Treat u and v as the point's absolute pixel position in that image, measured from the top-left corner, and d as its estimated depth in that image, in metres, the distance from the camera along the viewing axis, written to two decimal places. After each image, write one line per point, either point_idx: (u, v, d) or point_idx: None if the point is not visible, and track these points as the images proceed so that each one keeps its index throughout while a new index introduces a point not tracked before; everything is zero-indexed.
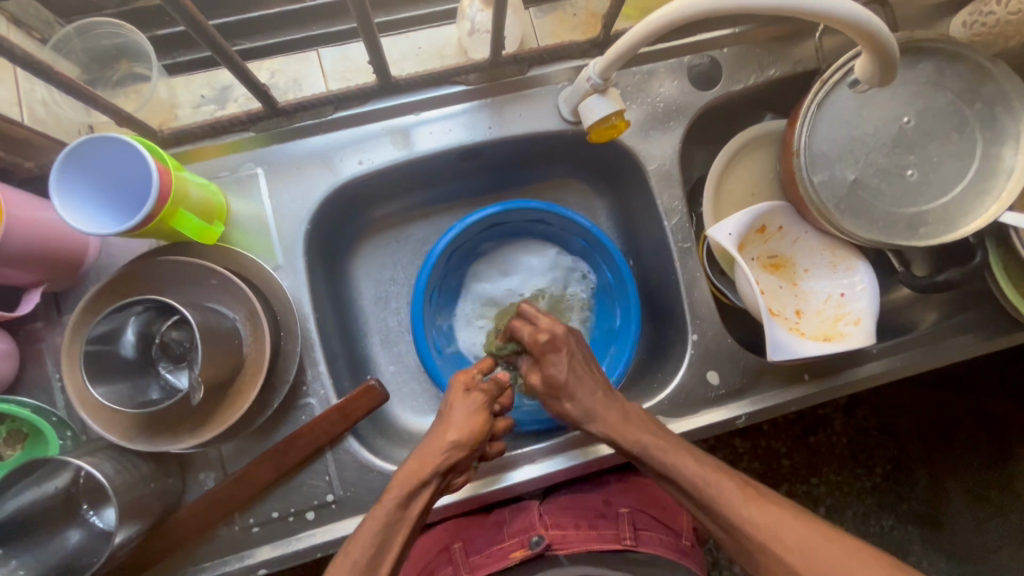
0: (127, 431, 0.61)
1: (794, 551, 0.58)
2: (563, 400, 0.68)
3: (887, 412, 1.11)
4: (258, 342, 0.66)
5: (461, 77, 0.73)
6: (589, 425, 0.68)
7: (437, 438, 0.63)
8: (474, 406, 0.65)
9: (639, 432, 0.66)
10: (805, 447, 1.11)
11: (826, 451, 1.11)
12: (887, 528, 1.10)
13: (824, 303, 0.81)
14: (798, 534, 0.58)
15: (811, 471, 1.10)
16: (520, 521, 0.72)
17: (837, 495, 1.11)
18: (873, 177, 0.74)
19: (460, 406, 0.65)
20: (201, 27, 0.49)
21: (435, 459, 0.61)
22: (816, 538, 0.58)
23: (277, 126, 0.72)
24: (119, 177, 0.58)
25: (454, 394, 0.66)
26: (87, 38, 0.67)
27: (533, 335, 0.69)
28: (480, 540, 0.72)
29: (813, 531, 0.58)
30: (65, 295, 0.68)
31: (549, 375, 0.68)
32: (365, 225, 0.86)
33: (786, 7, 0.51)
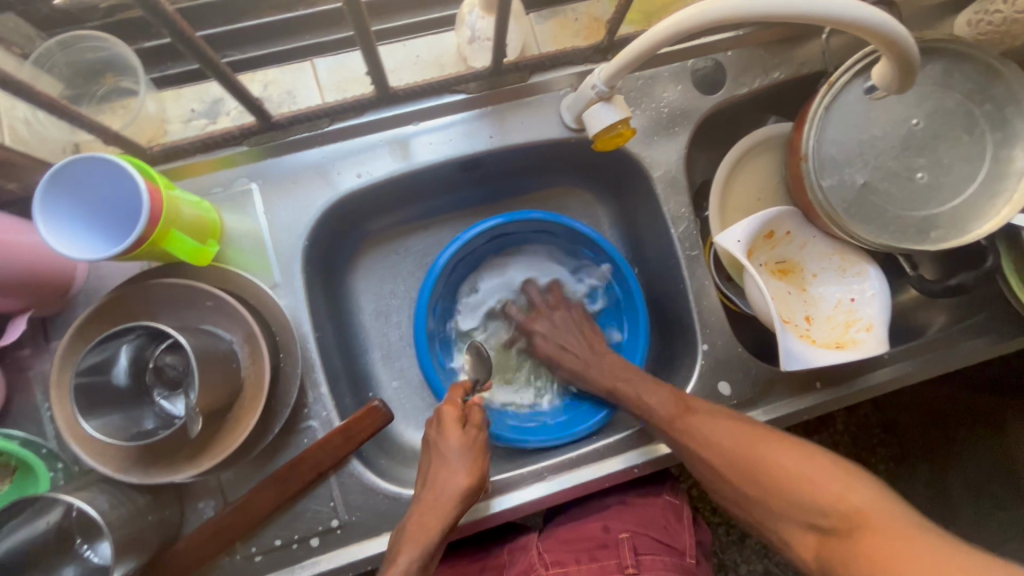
0: (120, 464, 0.58)
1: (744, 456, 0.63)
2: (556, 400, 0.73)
3: (888, 410, 1.12)
4: (257, 365, 0.64)
5: (461, 85, 0.71)
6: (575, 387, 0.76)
7: (446, 484, 0.62)
8: (471, 444, 0.64)
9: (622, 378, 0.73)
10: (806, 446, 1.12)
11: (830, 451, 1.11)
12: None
13: (835, 309, 0.80)
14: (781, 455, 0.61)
15: None
16: (521, 562, 0.72)
17: None
18: (882, 180, 0.73)
19: (456, 446, 0.64)
20: (190, 42, 0.47)
21: (449, 507, 0.61)
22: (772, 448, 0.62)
23: (271, 139, 0.69)
24: (106, 197, 0.55)
25: (448, 434, 0.65)
26: (70, 51, 0.64)
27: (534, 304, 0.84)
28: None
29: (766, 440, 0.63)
30: (53, 321, 0.65)
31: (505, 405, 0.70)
32: (364, 237, 0.83)
33: (804, 14, 0.49)
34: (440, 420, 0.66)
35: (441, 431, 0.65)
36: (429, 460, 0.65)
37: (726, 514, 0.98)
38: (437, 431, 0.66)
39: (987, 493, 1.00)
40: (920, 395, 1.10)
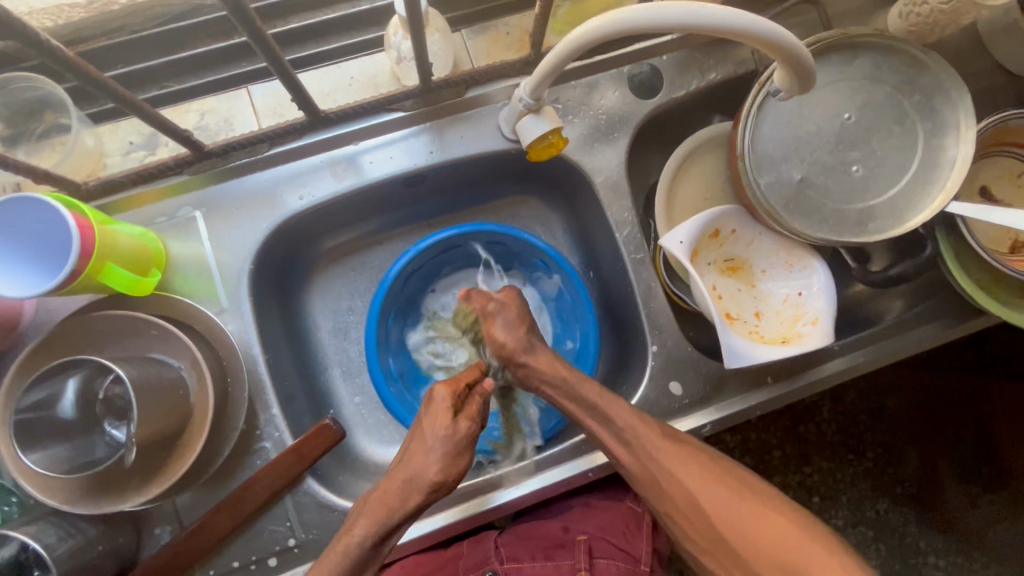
0: (69, 496, 0.59)
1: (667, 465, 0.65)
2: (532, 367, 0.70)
3: (871, 395, 1.11)
4: (203, 392, 0.65)
5: (397, 104, 0.72)
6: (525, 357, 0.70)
7: (418, 470, 0.59)
8: (456, 435, 0.61)
9: (581, 382, 0.68)
10: (793, 437, 1.10)
11: (817, 439, 1.10)
12: (883, 511, 1.08)
13: (784, 303, 0.81)
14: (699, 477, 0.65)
15: (802, 460, 1.10)
16: (477, 553, 0.72)
17: (830, 483, 1.10)
18: (819, 175, 0.74)
19: (440, 433, 0.61)
20: (100, 82, 0.48)
21: (418, 492, 0.59)
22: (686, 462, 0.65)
23: (213, 167, 0.71)
24: (37, 234, 0.56)
25: (438, 420, 0.61)
26: (7, 91, 0.66)
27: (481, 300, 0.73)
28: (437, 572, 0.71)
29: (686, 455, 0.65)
30: (2, 357, 0.66)
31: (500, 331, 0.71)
32: (317, 257, 0.84)
33: (696, 25, 0.50)
34: (434, 399, 0.63)
35: (431, 414, 0.62)
36: (411, 437, 0.62)
37: None
38: (428, 411, 0.63)
39: (973, 473, 1.07)
40: (902, 381, 1.11)
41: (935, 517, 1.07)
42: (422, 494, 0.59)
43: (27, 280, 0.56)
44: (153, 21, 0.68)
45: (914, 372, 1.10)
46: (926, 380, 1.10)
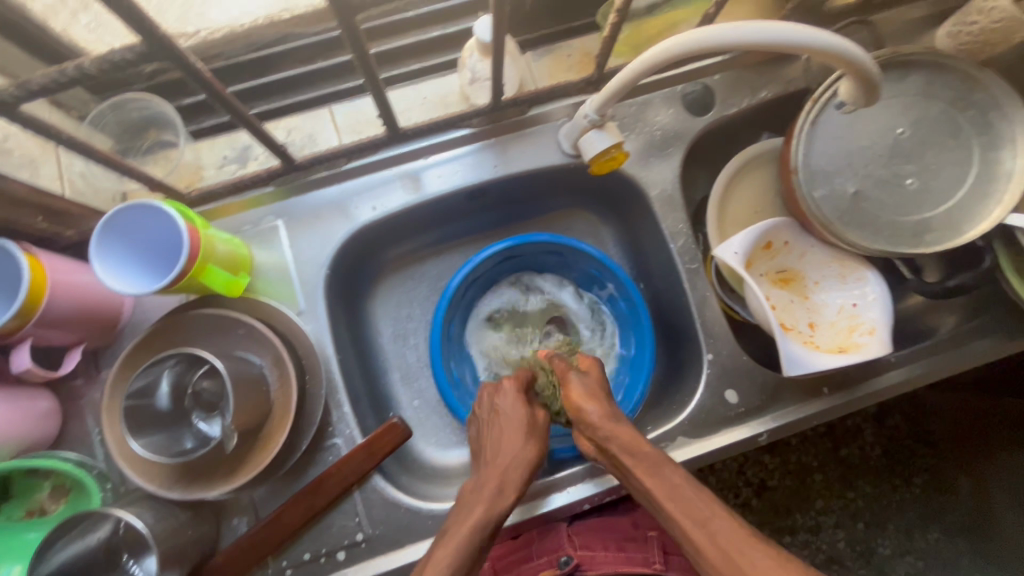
0: (164, 481, 0.64)
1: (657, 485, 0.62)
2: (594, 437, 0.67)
3: (918, 418, 1.10)
4: (285, 387, 0.69)
5: (464, 121, 0.77)
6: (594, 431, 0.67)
7: (506, 460, 0.66)
8: (524, 413, 0.70)
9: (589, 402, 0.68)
10: (837, 460, 1.09)
11: (861, 464, 1.09)
12: (934, 541, 1.06)
13: (838, 314, 0.82)
14: (699, 512, 0.59)
15: (846, 485, 1.08)
16: (549, 541, 0.72)
17: (876, 509, 1.08)
18: (873, 188, 0.76)
19: (510, 412, 0.70)
20: (221, 96, 0.53)
21: (515, 479, 0.65)
22: (681, 486, 0.61)
23: (294, 180, 0.76)
24: (152, 239, 0.62)
25: (499, 419, 0.70)
26: (119, 111, 0.72)
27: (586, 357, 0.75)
28: (511, 557, 0.73)
29: (677, 481, 0.61)
30: (103, 352, 0.71)
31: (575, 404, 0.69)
32: (381, 266, 0.89)
33: (768, 43, 0.54)
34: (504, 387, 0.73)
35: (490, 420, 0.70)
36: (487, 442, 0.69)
37: None
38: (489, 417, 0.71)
39: None
40: (951, 403, 1.08)
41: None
42: (520, 471, 0.65)
43: (126, 275, 0.60)
44: (247, 47, 0.73)
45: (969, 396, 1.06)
46: (984, 405, 1.03)
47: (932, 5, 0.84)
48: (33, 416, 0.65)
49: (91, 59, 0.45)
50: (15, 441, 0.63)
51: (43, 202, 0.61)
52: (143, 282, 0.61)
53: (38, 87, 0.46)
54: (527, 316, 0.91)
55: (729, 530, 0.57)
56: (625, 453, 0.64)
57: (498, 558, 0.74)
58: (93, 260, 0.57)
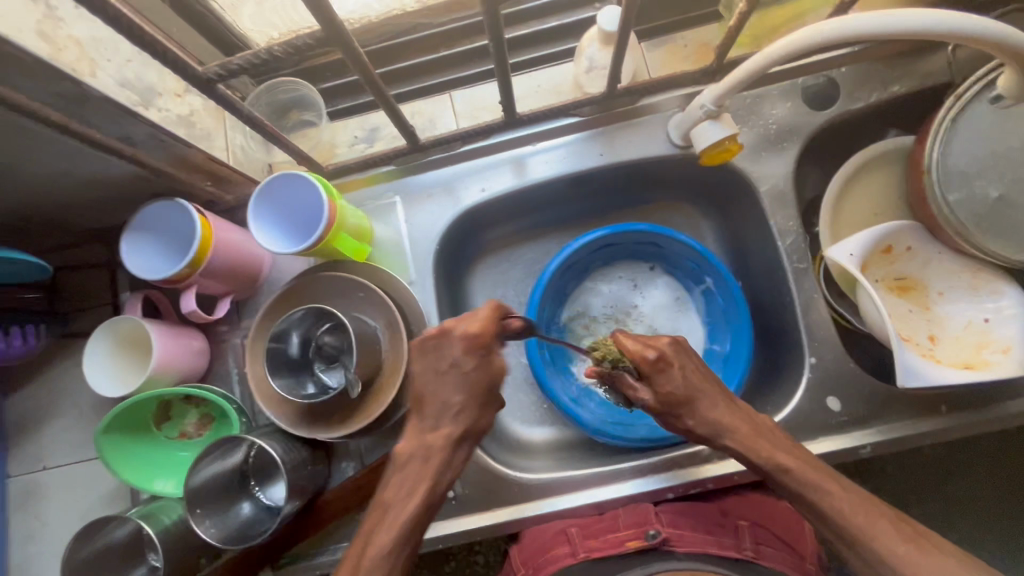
0: (291, 418, 0.72)
1: (820, 497, 0.60)
2: (687, 414, 0.65)
3: None
4: (394, 348, 0.75)
5: (576, 110, 0.79)
6: (714, 437, 0.65)
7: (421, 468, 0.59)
8: (481, 377, 0.60)
9: (703, 408, 0.65)
10: (950, 495, 0.98)
11: (979, 501, 0.98)
12: None
13: (965, 329, 0.75)
14: (866, 523, 0.58)
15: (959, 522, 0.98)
16: (635, 514, 0.71)
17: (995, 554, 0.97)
18: (1020, 194, 0.69)
19: (465, 376, 0.59)
20: (372, 80, 0.60)
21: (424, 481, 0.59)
22: (843, 495, 0.60)
23: (414, 160, 0.82)
24: (296, 206, 0.69)
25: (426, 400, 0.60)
26: (270, 94, 0.80)
27: (641, 348, 0.64)
28: (597, 526, 0.71)
29: (838, 490, 0.60)
30: (245, 303, 0.82)
31: (664, 392, 0.64)
32: (481, 247, 0.94)
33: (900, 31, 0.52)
34: (456, 340, 0.59)
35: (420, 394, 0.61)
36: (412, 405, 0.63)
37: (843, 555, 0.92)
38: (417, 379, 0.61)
39: None
40: None
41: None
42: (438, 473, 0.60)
43: (273, 237, 0.68)
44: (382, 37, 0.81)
45: None
46: None
47: None
48: (190, 351, 0.76)
49: (278, 44, 0.52)
50: (176, 371, 0.74)
51: (213, 169, 0.71)
52: (284, 243, 0.69)
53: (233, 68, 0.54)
54: (618, 305, 0.91)
55: (900, 546, 0.57)
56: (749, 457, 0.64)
57: (582, 525, 0.72)
58: (250, 221, 0.67)
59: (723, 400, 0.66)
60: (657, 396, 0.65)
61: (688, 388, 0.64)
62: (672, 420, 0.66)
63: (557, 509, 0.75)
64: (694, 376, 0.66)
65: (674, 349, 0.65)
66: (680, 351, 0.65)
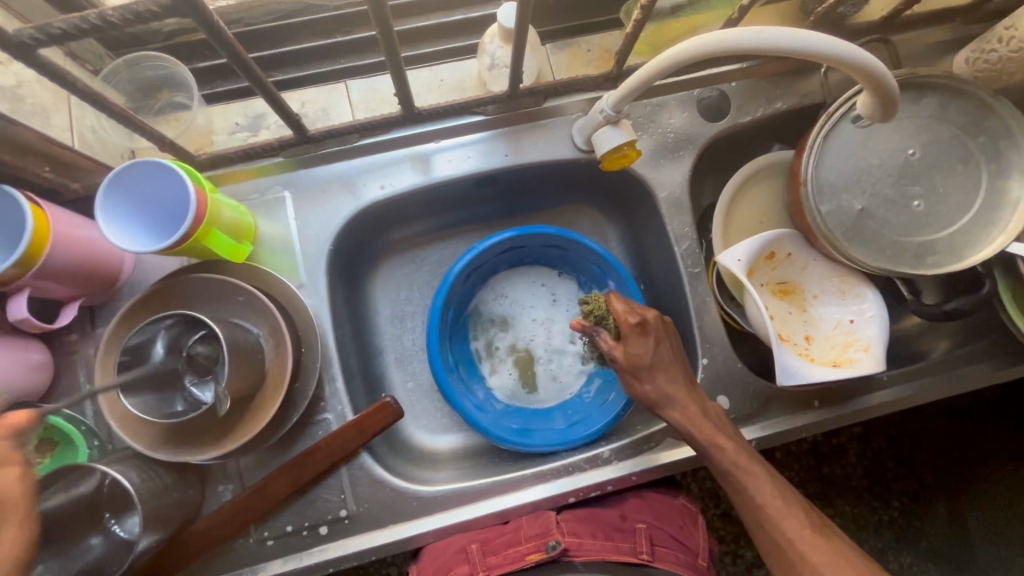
0: (152, 442, 0.63)
1: (747, 481, 0.64)
2: (649, 380, 0.67)
3: (903, 441, 1.09)
4: (279, 359, 0.69)
5: (479, 108, 0.77)
6: (663, 409, 0.67)
7: None
8: None
9: (662, 377, 0.67)
10: (819, 477, 1.08)
11: (842, 482, 1.09)
12: (906, 564, 1.06)
13: (834, 329, 0.82)
14: (779, 510, 0.63)
15: (826, 502, 1.08)
16: (537, 524, 0.71)
17: (853, 529, 1.08)
18: (879, 207, 0.76)
19: None
20: (243, 61, 0.53)
21: None
22: (764, 483, 0.64)
23: (305, 152, 0.76)
24: (159, 198, 0.61)
25: None
26: (134, 70, 0.71)
27: (626, 312, 0.67)
28: (498, 540, 0.70)
29: (762, 478, 0.65)
30: (100, 309, 0.71)
31: (635, 357, 0.66)
32: (384, 247, 0.89)
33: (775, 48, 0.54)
34: None
35: None
36: None
37: (733, 544, 0.97)
38: None
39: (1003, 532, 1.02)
40: (934, 429, 1.09)
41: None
42: None
43: (127, 233, 0.59)
44: (268, 15, 0.74)
45: (950, 422, 1.09)
46: (955, 429, 1.08)
47: (951, 31, 0.84)
48: (26, 368, 0.64)
49: (114, 8, 0.44)
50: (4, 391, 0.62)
51: (51, 152, 0.60)
52: (141, 241, 0.60)
53: (57, 32, 0.45)
54: (526, 307, 0.90)
55: (804, 534, 0.62)
56: (692, 432, 0.66)
57: (484, 540, 0.71)
58: (97, 215, 0.57)
59: (686, 380, 0.68)
60: (627, 359, 0.67)
61: (655, 358, 0.67)
62: (632, 384, 0.68)
63: (457, 521, 0.72)
64: (662, 346, 0.67)
65: (657, 322, 0.67)
66: (658, 322, 0.68)
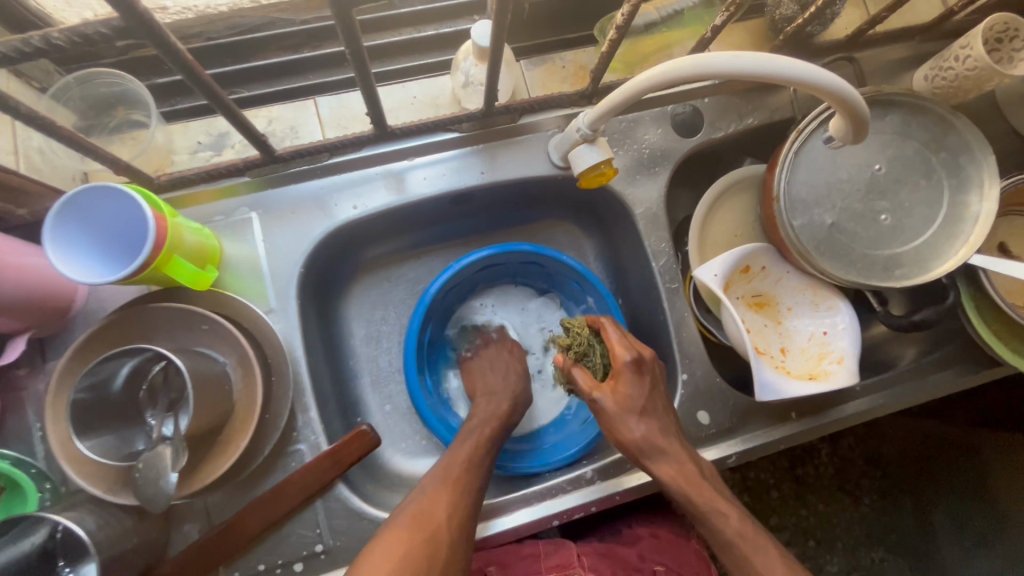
0: (110, 484, 0.59)
1: (752, 552, 0.60)
2: (637, 425, 0.65)
3: (871, 440, 1.13)
4: (249, 388, 0.66)
5: (454, 125, 0.75)
6: (648, 458, 0.65)
7: None
8: None
9: (648, 422, 0.66)
10: (794, 479, 1.11)
11: (816, 482, 1.11)
12: (877, 560, 1.10)
13: (808, 341, 0.84)
14: None
15: (801, 502, 1.10)
16: (558, 557, 0.72)
17: (829, 527, 1.10)
18: (849, 221, 0.78)
19: None
20: (201, 80, 0.50)
21: None
22: (770, 556, 0.60)
23: (272, 172, 0.73)
24: (115, 224, 0.57)
25: None
26: (86, 86, 0.67)
27: (623, 348, 0.67)
28: (516, 565, 0.72)
29: (769, 549, 0.60)
30: (51, 340, 0.67)
31: (626, 396, 0.66)
32: (357, 266, 0.87)
33: (753, 71, 0.54)
34: None
35: None
36: None
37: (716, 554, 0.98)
38: None
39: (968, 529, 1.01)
40: (900, 428, 1.12)
41: (930, 570, 1.06)
42: None
43: (80, 262, 0.55)
44: (230, 29, 0.71)
45: (913, 421, 1.11)
46: (920, 426, 1.10)
47: (911, 48, 0.87)
48: None
49: (59, 30, 0.41)
50: None
51: None
52: (95, 270, 0.56)
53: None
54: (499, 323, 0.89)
55: None
56: (687, 491, 0.64)
57: (502, 565, 0.72)
58: (46, 246, 0.53)
59: (672, 431, 0.66)
60: (617, 399, 0.66)
61: (646, 403, 0.66)
62: (619, 429, 0.66)
63: None
64: (654, 390, 0.67)
65: (652, 364, 0.68)
66: (654, 366, 0.68)
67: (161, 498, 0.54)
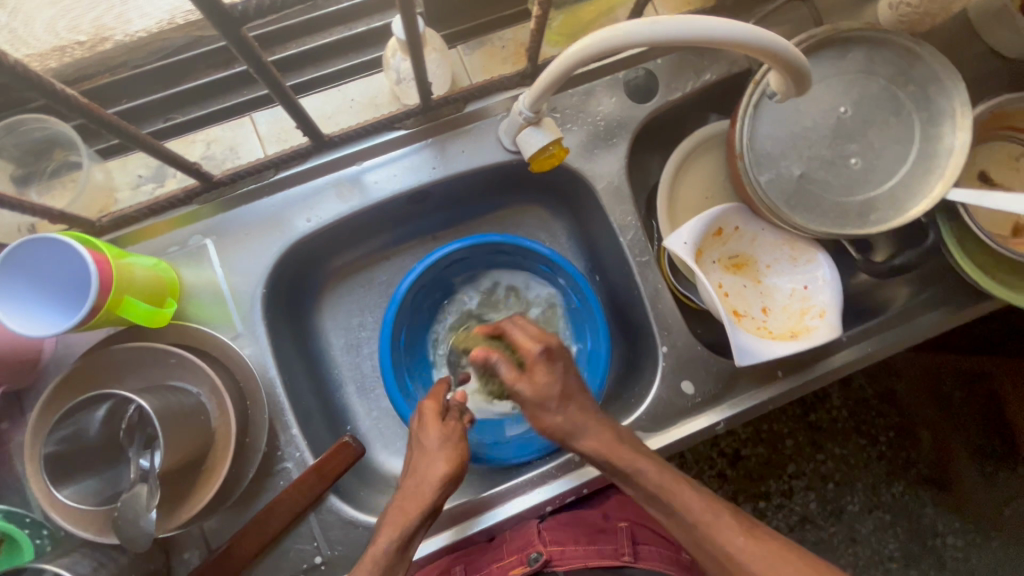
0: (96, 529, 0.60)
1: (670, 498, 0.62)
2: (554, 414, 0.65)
3: (882, 378, 1.09)
4: (224, 416, 0.66)
5: (399, 123, 0.74)
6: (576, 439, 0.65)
7: None
8: None
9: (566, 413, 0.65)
10: (806, 425, 1.08)
11: (829, 426, 1.09)
12: (898, 494, 1.07)
13: (790, 297, 0.82)
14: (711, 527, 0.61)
15: (816, 448, 1.08)
16: (518, 539, 0.71)
17: (845, 468, 1.08)
18: (819, 170, 0.75)
19: None
20: (104, 120, 0.48)
21: None
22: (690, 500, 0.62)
23: (222, 195, 0.72)
24: (57, 272, 0.57)
25: None
26: (16, 134, 0.69)
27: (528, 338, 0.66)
28: (482, 558, 0.71)
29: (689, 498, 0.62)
30: (27, 391, 0.67)
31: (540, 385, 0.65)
32: (327, 276, 0.86)
33: (683, 35, 0.51)
34: None
35: None
36: None
37: None
38: None
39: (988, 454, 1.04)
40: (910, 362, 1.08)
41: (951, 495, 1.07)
42: None
43: (30, 315, 0.55)
44: (156, 55, 0.71)
45: (926, 354, 1.07)
46: (934, 359, 1.06)
47: None
48: None
49: None
50: None
51: None
52: (48, 319, 0.56)
53: None
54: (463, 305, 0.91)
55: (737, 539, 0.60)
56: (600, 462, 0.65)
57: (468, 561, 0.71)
58: None
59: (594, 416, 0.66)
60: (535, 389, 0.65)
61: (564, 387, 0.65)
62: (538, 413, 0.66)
63: (468, 534, 0.72)
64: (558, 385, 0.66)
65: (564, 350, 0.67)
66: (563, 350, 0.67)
67: (143, 538, 0.55)
